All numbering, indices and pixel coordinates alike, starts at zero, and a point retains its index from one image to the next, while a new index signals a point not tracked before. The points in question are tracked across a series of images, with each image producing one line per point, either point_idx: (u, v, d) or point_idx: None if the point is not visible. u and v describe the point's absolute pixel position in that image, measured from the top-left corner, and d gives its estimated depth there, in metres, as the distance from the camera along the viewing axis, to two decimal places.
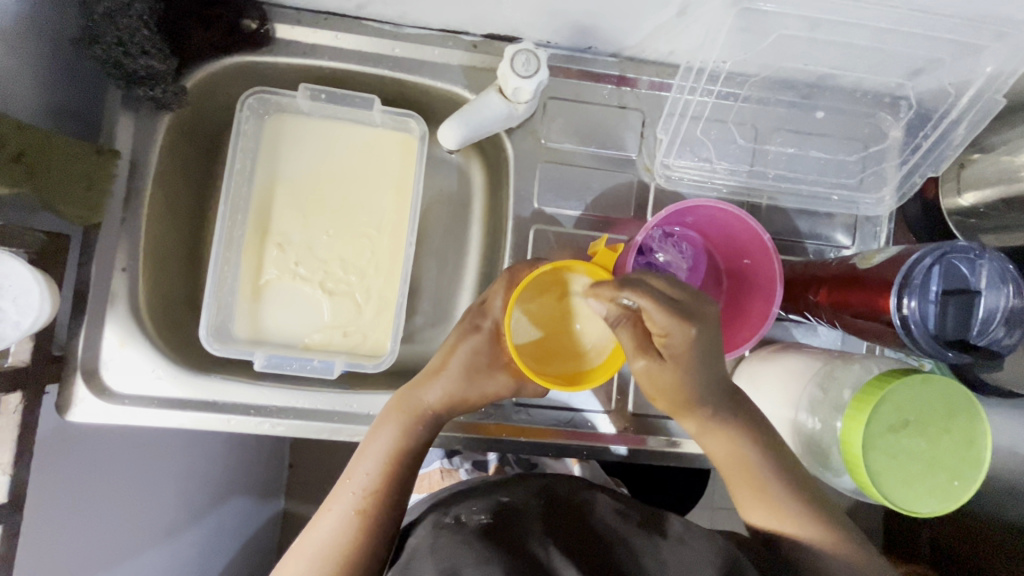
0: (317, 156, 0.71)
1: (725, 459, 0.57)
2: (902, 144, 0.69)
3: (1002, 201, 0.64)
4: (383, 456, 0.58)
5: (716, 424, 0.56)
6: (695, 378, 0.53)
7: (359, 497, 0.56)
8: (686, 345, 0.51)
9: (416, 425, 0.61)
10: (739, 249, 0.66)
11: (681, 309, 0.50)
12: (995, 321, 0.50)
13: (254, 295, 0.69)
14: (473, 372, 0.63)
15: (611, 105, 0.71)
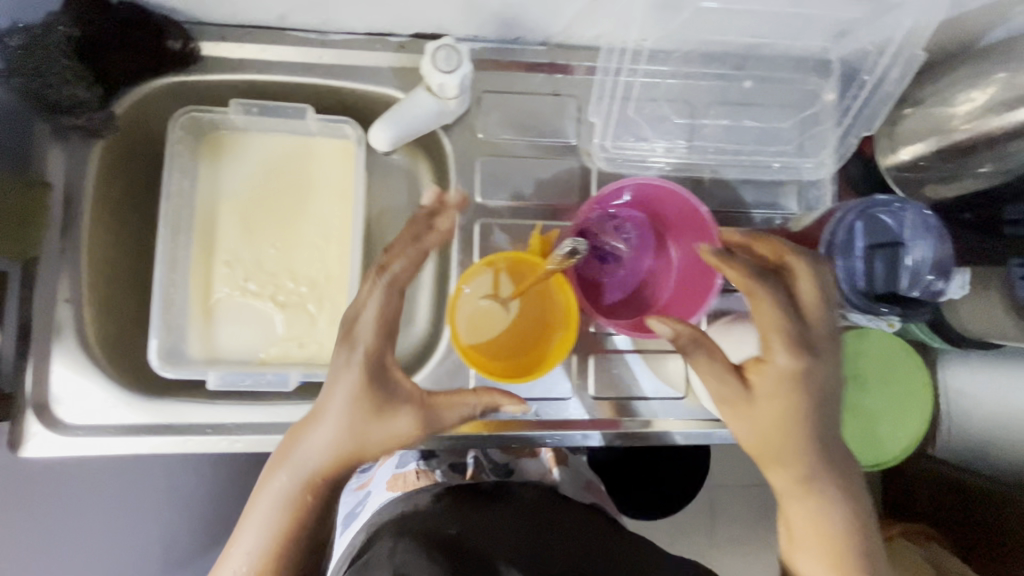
0: (259, 172, 0.71)
1: (812, 512, 0.55)
2: (836, 107, 0.69)
3: (936, 152, 0.65)
4: (272, 522, 0.54)
5: (815, 485, 0.55)
6: (806, 416, 0.54)
7: (246, 568, 0.54)
8: (824, 365, 0.54)
9: (301, 489, 0.54)
10: (681, 223, 0.66)
11: (813, 322, 0.55)
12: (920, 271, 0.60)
13: (206, 315, 0.69)
14: (355, 419, 0.53)
15: (545, 94, 0.71)
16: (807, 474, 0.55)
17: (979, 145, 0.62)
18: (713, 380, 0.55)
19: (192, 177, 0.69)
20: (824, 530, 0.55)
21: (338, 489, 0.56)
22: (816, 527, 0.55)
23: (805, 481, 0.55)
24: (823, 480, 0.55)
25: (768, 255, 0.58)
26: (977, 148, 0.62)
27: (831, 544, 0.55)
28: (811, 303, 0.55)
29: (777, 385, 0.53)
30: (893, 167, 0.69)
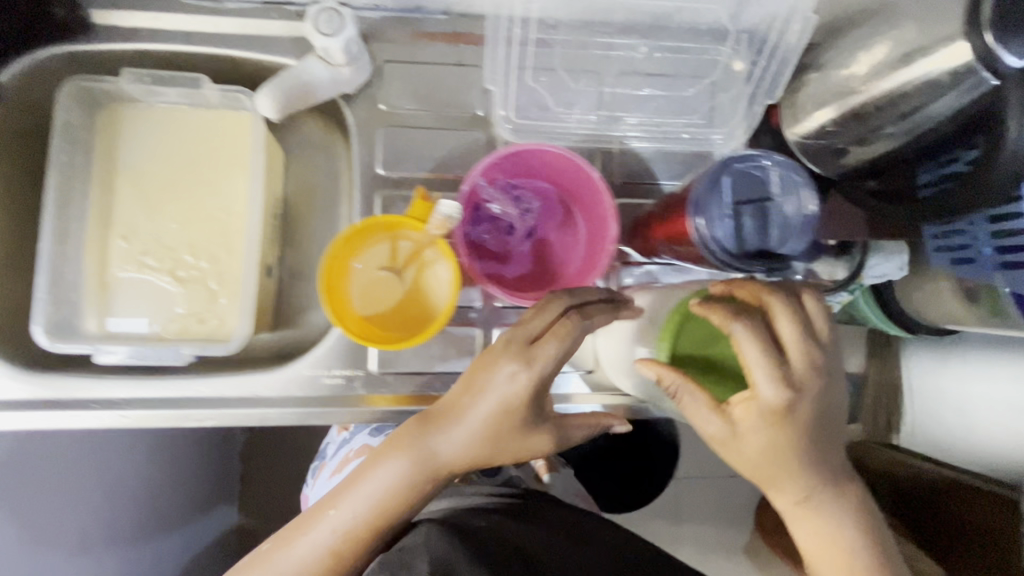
0: (159, 144, 0.69)
1: (824, 540, 0.55)
2: (746, 76, 0.67)
3: (843, 117, 0.62)
4: (370, 498, 0.60)
5: (820, 509, 0.55)
6: (807, 454, 0.52)
7: (334, 538, 0.61)
8: (810, 403, 0.51)
9: (418, 476, 0.59)
10: (579, 192, 0.66)
11: (808, 362, 0.51)
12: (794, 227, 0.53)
13: (102, 290, 0.68)
14: (491, 433, 0.57)
15: (449, 64, 0.70)
16: (803, 497, 0.54)
17: (882, 111, 0.58)
18: (708, 420, 0.52)
19: (86, 149, 0.68)
20: (844, 561, 0.55)
21: (445, 478, 0.61)
22: (836, 557, 0.55)
23: (818, 513, 0.55)
24: (839, 511, 0.55)
25: (750, 296, 0.53)
26: (880, 114, 0.58)
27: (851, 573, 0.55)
28: (789, 347, 0.51)
29: (772, 430, 0.51)
30: (800, 136, 0.68)
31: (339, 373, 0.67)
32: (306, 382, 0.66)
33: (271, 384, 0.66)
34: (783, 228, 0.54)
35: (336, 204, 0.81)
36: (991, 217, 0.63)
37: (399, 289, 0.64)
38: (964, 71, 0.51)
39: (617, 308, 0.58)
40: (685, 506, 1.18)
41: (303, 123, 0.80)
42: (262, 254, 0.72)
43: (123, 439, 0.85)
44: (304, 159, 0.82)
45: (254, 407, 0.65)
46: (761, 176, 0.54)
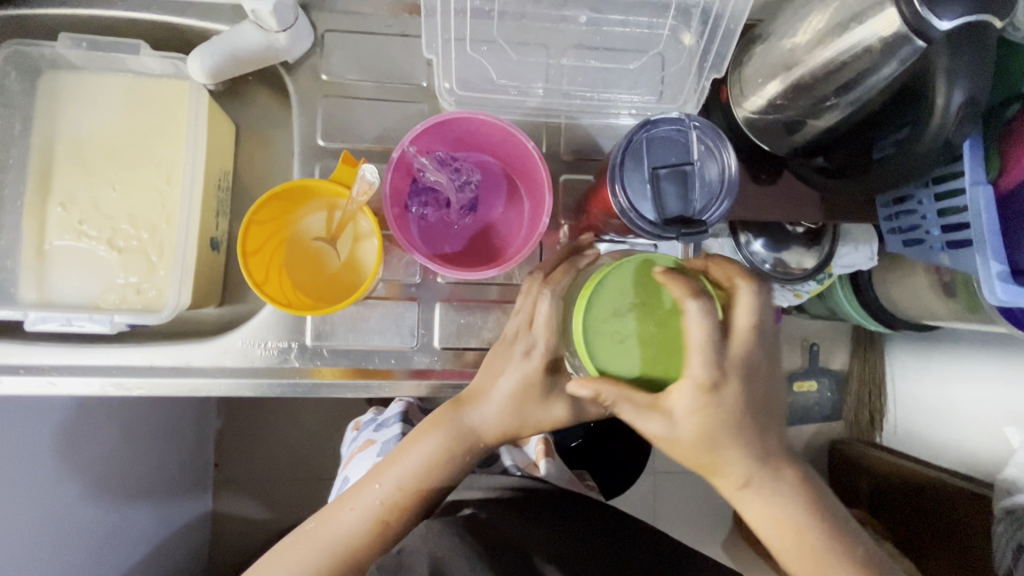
0: (100, 112, 0.69)
1: (775, 521, 0.56)
2: (693, 51, 0.66)
3: (790, 90, 0.59)
4: (414, 469, 0.62)
5: (764, 491, 0.56)
6: (742, 438, 0.53)
7: (381, 505, 0.62)
8: (737, 385, 0.52)
9: (459, 446, 0.62)
10: (518, 162, 0.67)
11: (744, 346, 0.51)
12: (719, 187, 0.53)
13: (40, 258, 0.67)
14: (524, 398, 0.60)
15: (392, 34, 0.69)
16: (744, 480, 0.55)
17: (820, 81, 0.57)
18: (650, 420, 0.51)
19: (25, 116, 0.68)
20: (798, 541, 0.57)
21: (481, 451, 0.63)
22: (786, 537, 0.57)
23: (766, 498, 0.56)
24: (785, 493, 0.56)
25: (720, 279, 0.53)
26: (819, 85, 0.57)
27: (806, 554, 0.57)
28: (738, 333, 0.51)
29: (704, 418, 0.52)
30: (749, 112, 0.65)
31: (275, 345, 0.66)
32: (240, 353, 0.66)
33: (205, 354, 0.65)
34: (708, 191, 0.54)
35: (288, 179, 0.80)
36: (937, 194, 0.62)
37: (336, 259, 0.63)
38: (896, 38, 0.50)
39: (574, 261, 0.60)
40: (658, 497, 1.17)
41: (255, 97, 0.79)
42: (203, 226, 0.71)
43: (90, 412, 0.86)
44: (256, 133, 0.80)
45: (186, 377, 0.65)
46: (680, 143, 0.54)
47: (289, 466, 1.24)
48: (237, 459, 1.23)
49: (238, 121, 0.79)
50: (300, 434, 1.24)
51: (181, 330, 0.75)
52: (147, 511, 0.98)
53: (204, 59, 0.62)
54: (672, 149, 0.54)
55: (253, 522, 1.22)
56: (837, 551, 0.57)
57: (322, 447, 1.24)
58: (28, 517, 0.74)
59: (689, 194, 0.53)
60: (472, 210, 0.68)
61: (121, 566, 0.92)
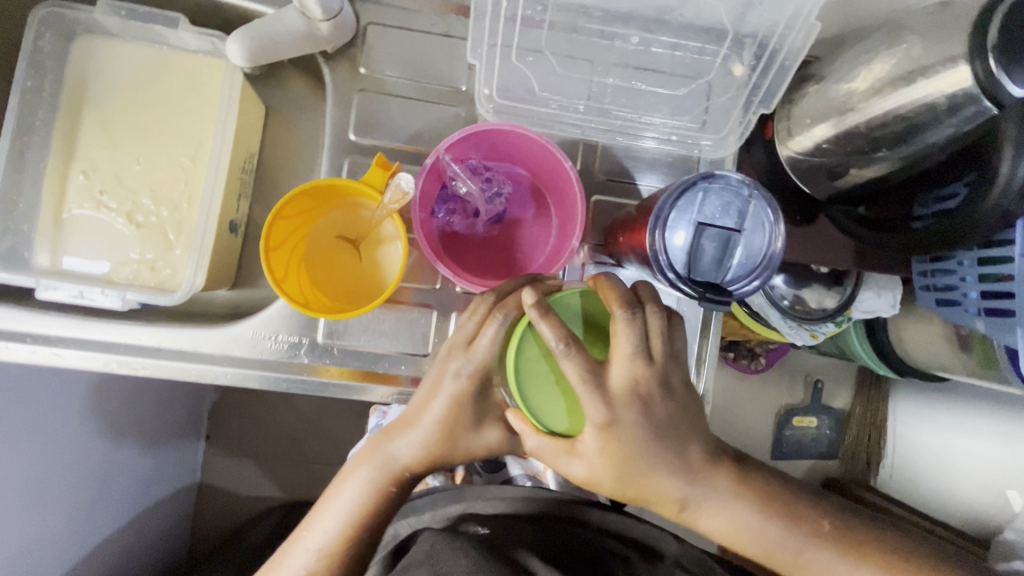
0: (132, 84, 0.67)
1: (730, 532, 0.54)
2: (744, 82, 0.64)
3: (839, 137, 0.58)
4: (342, 515, 0.59)
5: (712, 508, 0.53)
6: (656, 462, 0.51)
7: (312, 558, 0.58)
8: (632, 412, 0.49)
9: (388, 482, 0.58)
10: (551, 175, 0.65)
11: (626, 373, 0.49)
12: (758, 262, 0.51)
13: (56, 225, 0.66)
14: (449, 432, 0.56)
15: (435, 33, 0.67)
16: (682, 504, 0.53)
17: (873, 133, 0.55)
18: (569, 464, 0.51)
19: (56, 79, 0.66)
20: (760, 545, 0.54)
21: (417, 481, 0.60)
22: (747, 543, 0.54)
23: (715, 513, 0.53)
24: (732, 502, 0.53)
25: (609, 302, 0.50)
26: (871, 136, 0.55)
27: (778, 554, 0.54)
28: (619, 363, 0.49)
29: (607, 454, 0.50)
30: (794, 152, 0.64)
31: (285, 339, 0.65)
32: (250, 342, 0.65)
33: (215, 340, 0.64)
34: (744, 264, 0.52)
35: (312, 168, 0.78)
36: (981, 258, 0.60)
37: (355, 258, 0.62)
38: (964, 96, 0.48)
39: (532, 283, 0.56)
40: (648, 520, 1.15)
41: (287, 81, 0.78)
42: (223, 210, 0.69)
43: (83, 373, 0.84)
44: (284, 117, 0.78)
45: (192, 362, 0.64)
46: (735, 205, 0.52)
47: (279, 447, 1.23)
48: (229, 434, 1.22)
49: (268, 104, 0.78)
50: (293, 416, 1.23)
51: (191, 311, 0.74)
52: (134, 482, 0.98)
53: (245, 38, 0.60)
54: (726, 213, 0.52)
55: (238, 499, 1.22)
56: (808, 544, 0.54)
57: (314, 431, 1.24)
58: (13, 478, 0.73)
59: (725, 259, 0.51)
60: (499, 221, 0.67)
61: (105, 534, 0.91)
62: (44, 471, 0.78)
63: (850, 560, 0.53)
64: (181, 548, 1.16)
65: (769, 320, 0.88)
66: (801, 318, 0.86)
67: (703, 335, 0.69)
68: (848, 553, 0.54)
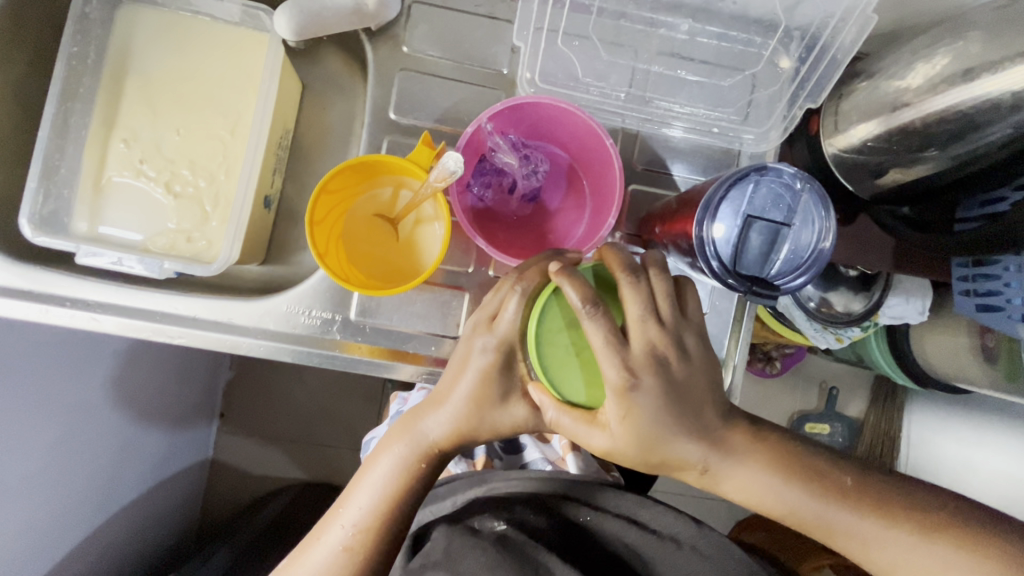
0: (175, 54, 0.67)
1: (754, 497, 0.51)
2: (791, 75, 0.63)
3: (886, 135, 0.57)
4: (376, 491, 0.57)
5: (735, 471, 0.51)
6: (677, 427, 0.49)
7: (347, 534, 0.57)
8: (655, 380, 0.48)
9: (419, 458, 0.57)
10: (587, 153, 0.64)
11: (638, 332, 0.48)
12: (805, 258, 0.50)
13: (95, 191, 0.66)
14: (480, 406, 0.55)
15: (479, 15, 0.67)
16: (702, 467, 0.51)
17: (926, 129, 0.54)
18: (590, 435, 0.49)
19: (100, 46, 0.67)
20: (783, 507, 0.51)
21: (447, 459, 0.59)
22: (769, 506, 0.51)
23: (735, 475, 0.51)
24: (751, 465, 0.51)
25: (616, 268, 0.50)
26: (924, 133, 0.55)
27: (814, 519, 0.51)
28: (633, 328, 0.48)
29: (627, 423, 0.48)
30: (839, 150, 0.63)
31: (318, 315, 0.65)
32: (283, 317, 0.65)
33: (248, 313, 0.65)
34: (790, 260, 0.51)
35: (346, 147, 0.78)
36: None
37: (394, 237, 0.63)
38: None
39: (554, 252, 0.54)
40: None
41: (325, 58, 0.78)
42: (260, 184, 0.69)
43: (105, 343, 0.85)
44: (320, 94, 0.78)
45: (227, 333, 0.64)
46: (785, 199, 0.51)
47: (291, 428, 1.23)
48: (243, 413, 1.23)
49: (305, 81, 0.78)
50: (307, 398, 1.23)
51: (222, 284, 0.74)
52: (154, 454, 0.99)
53: (292, 15, 0.63)
54: (775, 207, 0.51)
55: (249, 477, 1.23)
56: (834, 506, 0.50)
57: (326, 415, 1.24)
58: (39, 439, 0.74)
59: (771, 254, 0.51)
60: (533, 199, 0.66)
61: (123, 505, 0.92)
62: (66, 436, 0.79)
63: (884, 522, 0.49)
64: (192, 522, 1.17)
65: (794, 321, 0.86)
66: (827, 322, 0.83)
67: (736, 331, 0.69)
68: (885, 514, 0.49)
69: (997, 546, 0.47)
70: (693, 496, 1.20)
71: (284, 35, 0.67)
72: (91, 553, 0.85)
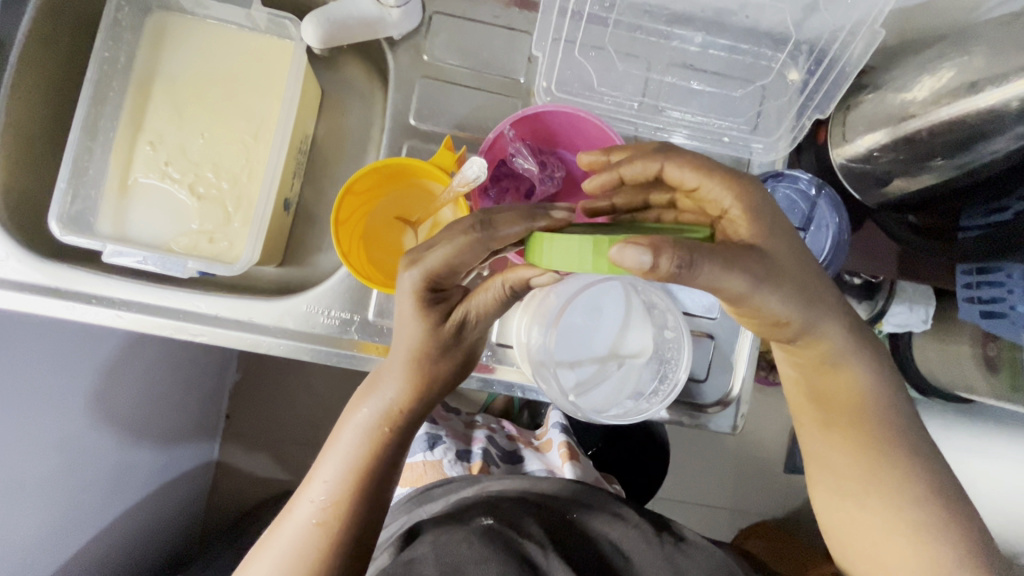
0: (202, 60, 0.69)
1: (846, 392, 0.53)
2: (800, 87, 0.65)
3: (891, 143, 0.59)
4: (342, 462, 0.55)
5: (846, 349, 0.51)
6: (789, 253, 0.44)
7: (319, 509, 0.54)
8: (760, 201, 0.43)
9: (378, 418, 0.55)
10: None
11: (723, 170, 0.44)
12: (829, 253, 0.58)
13: (122, 192, 0.68)
14: (424, 350, 0.52)
15: (498, 25, 0.69)
16: (836, 348, 0.51)
17: (931, 139, 0.57)
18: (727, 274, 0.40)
19: (130, 52, 0.69)
20: (851, 406, 0.53)
21: (412, 422, 0.57)
22: (837, 400, 0.54)
23: (832, 356, 0.51)
24: (856, 354, 0.52)
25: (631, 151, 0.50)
26: (930, 142, 0.57)
27: (856, 438, 0.53)
28: (705, 187, 0.44)
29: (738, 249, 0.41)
30: (846, 159, 0.65)
31: (337, 316, 0.67)
32: (303, 317, 0.66)
33: (268, 312, 0.66)
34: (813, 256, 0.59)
35: (363, 153, 0.80)
36: None
37: (412, 240, 0.64)
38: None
39: (531, 214, 0.43)
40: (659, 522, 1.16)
41: (345, 66, 0.80)
42: (281, 186, 0.70)
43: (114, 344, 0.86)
44: (338, 100, 0.80)
45: (248, 331, 0.65)
46: (801, 206, 0.58)
47: (295, 431, 1.23)
48: (249, 416, 1.23)
49: (324, 88, 0.80)
50: (310, 402, 1.23)
51: (241, 284, 0.75)
52: (162, 453, 0.99)
53: (317, 26, 0.65)
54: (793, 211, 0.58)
55: (254, 479, 1.23)
56: (885, 438, 0.53)
57: (330, 419, 1.24)
58: (48, 436, 0.75)
59: None
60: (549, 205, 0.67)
61: (128, 506, 0.92)
62: (72, 435, 0.79)
63: (895, 469, 0.52)
64: (196, 525, 1.17)
65: None
66: None
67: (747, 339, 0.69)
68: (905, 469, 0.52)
69: (946, 536, 0.50)
70: (696, 503, 1.20)
71: (309, 43, 0.68)
72: (99, 551, 0.86)
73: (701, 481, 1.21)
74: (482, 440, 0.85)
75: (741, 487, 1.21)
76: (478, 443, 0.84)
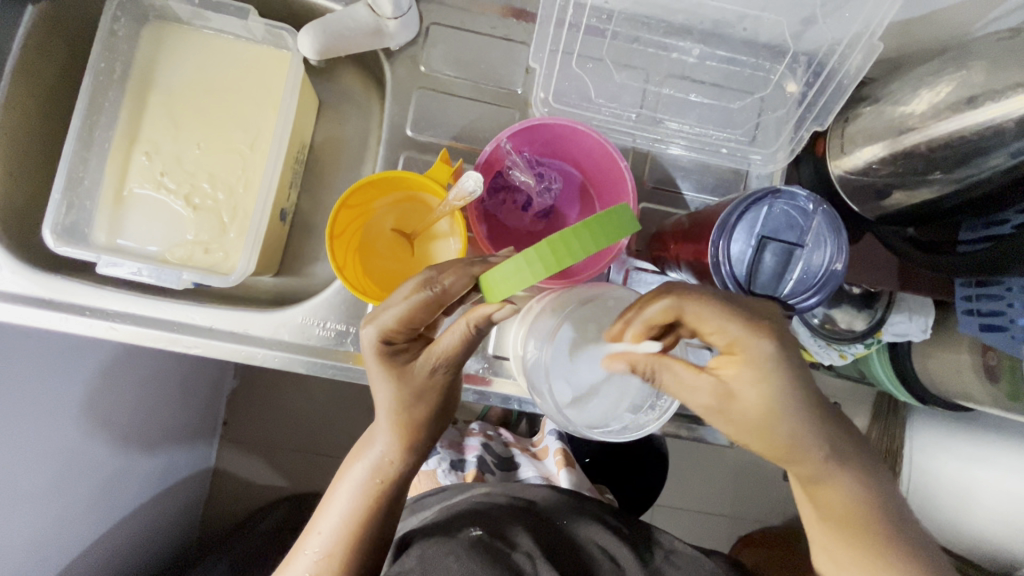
0: (198, 70, 0.69)
1: (835, 501, 0.47)
2: (798, 98, 0.65)
3: (891, 157, 0.59)
4: (338, 518, 0.56)
5: (833, 468, 0.45)
6: (791, 397, 0.43)
7: (314, 561, 0.55)
8: (771, 352, 0.42)
9: (369, 472, 0.56)
10: (604, 172, 0.65)
11: (749, 319, 0.43)
12: (818, 279, 0.52)
13: (117, 203, 0.68)
14: (407, 403, 0.52)
15: (496, 36, 0.69)
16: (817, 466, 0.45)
17: (931, 153, 0.56)
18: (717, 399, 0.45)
19: (126, 61, 0.68)
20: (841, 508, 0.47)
21: (407, 472, 0.57)
22: (825, 503, 0.47)
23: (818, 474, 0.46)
24: (839, 468, 0.46)
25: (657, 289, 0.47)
26: (930, 157, 0.57)
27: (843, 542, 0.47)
28: (710, 329, 0.43)
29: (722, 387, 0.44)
30: (845, 171, 0.65)
31: (333, 327, 0.66)
32: (298, 328, 0.66)
33: (263, 324, 0.66)
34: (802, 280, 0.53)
35: (359, 162, 0.79)
36: None
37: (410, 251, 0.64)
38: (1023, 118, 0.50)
39: (466, 264, 0.47)
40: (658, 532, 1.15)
41: (343, 76, 0.80)
42: (277, 197, 0.70)
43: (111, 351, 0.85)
44: (336, 110, 0.80)
45: (243, 343, 0.65)
46: (799, 222, 0.53)
47: (293, 437, 1.23)
48: (246, 422, 1.22)
49: (322, 97, 0.80)
50: (308, 409, 1.23)
51: (236, 294, 0.75)
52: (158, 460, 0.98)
53: (313, 37, 0.64)
54: (791, 228, 0.54)
55: (250, 485, 1.22)
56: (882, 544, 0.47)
57: (328, 424, 1.23)
58: (42, 445, 0.74)
59: (785, 274, 0.54)
60: (547, 216, 0.67)
61: (122, 515, 0.90)
62: (68, 442, 0.78)
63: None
64: (192, 532, 1.16)
65: (798, 336, 0.84)
66: (830, 339, 0.81)
67: None
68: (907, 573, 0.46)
69: None
70: (695, 511, 1.20)
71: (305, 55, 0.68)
72: (96, 559, 0.85)
73: (700, 489, 1.20)
74: (477, 448, 0.85)
75: (739, 494, 1.21)
76: (473, 452, 0.84)
